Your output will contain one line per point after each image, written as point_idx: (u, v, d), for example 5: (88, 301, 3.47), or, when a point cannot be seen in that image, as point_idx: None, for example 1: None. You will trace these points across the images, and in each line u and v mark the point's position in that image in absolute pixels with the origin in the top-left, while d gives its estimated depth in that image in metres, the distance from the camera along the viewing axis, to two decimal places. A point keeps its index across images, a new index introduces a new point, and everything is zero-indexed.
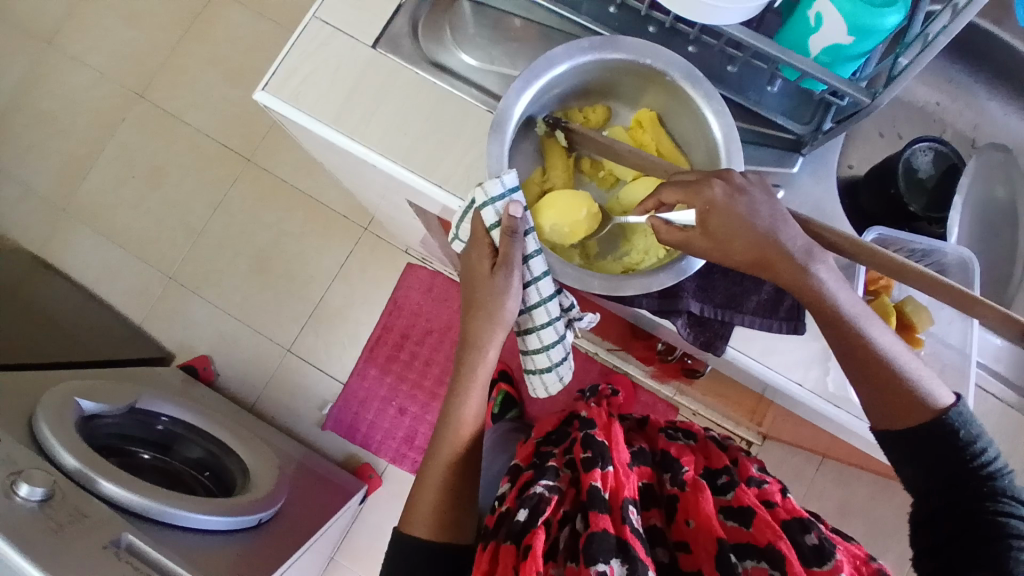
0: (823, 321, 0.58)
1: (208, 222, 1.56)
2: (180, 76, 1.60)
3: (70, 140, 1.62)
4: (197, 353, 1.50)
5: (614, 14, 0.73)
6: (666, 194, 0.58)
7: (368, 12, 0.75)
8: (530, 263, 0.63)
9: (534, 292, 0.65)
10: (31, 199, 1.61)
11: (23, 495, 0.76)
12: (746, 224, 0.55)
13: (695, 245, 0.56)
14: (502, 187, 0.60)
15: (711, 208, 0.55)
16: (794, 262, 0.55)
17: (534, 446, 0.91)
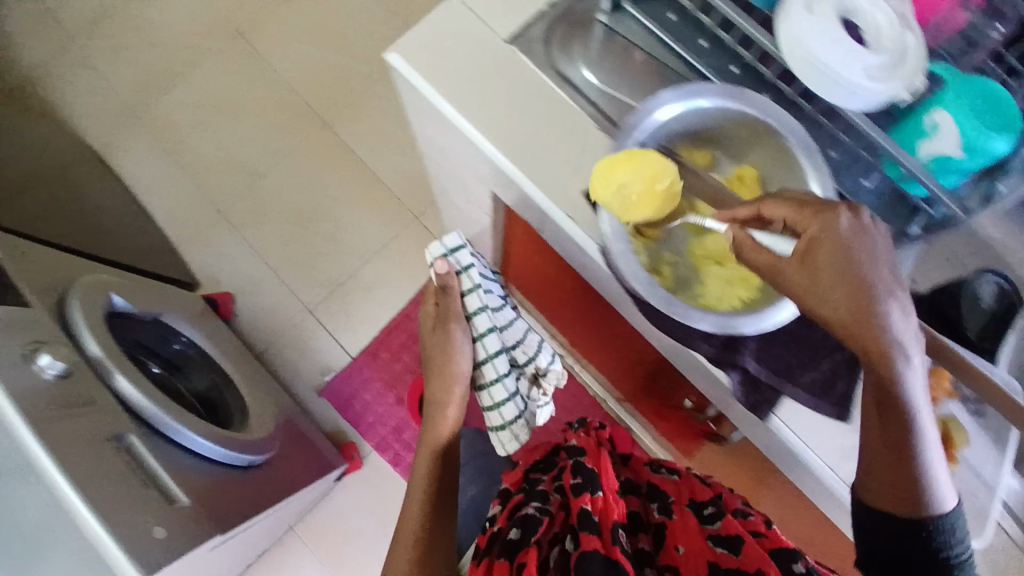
0: (877, 394, 0.56)
1: (269, 165, 1.59)
2: (285, 25, 1.66)
3: (162, 54, 1.67)
4: (220, 287, 1.51)
5: (736, 73, 0.74)
6: (773, 210, 0.56)
7: (510, 7, 0.77)
8: (472, 318, 0.99)
9: (481, 345, 1.00)
10: (109, 98, 1.65)
11: (42, 365, 0.76)
12: (857, 275, 0.53)
13: (785, 272, 0.54)
14: (446, 250, 0.95)
15: (824, 240, 0.53)
16: (880, 331, 0.53)
17: (521, 474, 0.93)
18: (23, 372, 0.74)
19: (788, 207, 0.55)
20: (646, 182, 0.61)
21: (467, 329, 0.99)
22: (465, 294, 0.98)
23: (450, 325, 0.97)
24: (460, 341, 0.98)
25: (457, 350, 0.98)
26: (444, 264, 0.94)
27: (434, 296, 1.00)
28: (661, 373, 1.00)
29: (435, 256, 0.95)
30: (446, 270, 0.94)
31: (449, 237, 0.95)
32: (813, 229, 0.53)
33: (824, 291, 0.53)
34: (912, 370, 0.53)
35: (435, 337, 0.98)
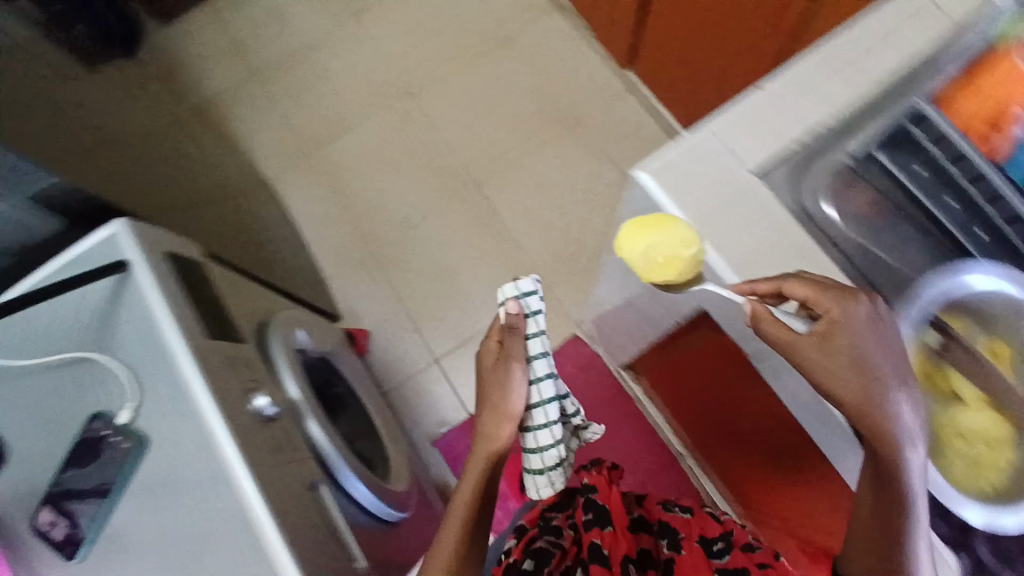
0: (880, 479, 0.60)
1: (420, 217, 1.72)
2: (450, 92, 1.84)
3: (336, 98, 1.82)
4: (359, 324, 1.62)
5: (986, 242, 0.71)
6: (795, 285, 0.61)
7: (761, 138, 0.73)
8: (534, 361, 0.82)
9: (534, 391, 0.84)
10: (281, 132, 1.78)
11: (258, 407, 0.78)
12: (861, 357, 0.59)
13: (799, 349, 0.59)
14: (518, 290, 0.82)
15: (835, 320, 0.59)
16: (885, 410, 0.58)
17: (540, 509, 0.96)
18: (248, 412, 0.76)
19: (808, 290, 0.60)
20: (673, 244, 0.66)
21: (528, 371, 0.82)
22: (529, 337, 0.82)
23: (509, 365, 0.81)
24: (518, 380, 0.81)
25: (508, 390, 0.81)
26: (517, 304, 0.80)
27: (497, 332, 0.83)
28: (783, 446, 0.80)
29: (506, 297, 0.82)
30: (518, 312, 0.80)
31: (520, 280, 0.82)
32: (834, 313, 0.59)
33: (834, 369, 0.58)
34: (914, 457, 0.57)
35: (489, 377, 0.82)
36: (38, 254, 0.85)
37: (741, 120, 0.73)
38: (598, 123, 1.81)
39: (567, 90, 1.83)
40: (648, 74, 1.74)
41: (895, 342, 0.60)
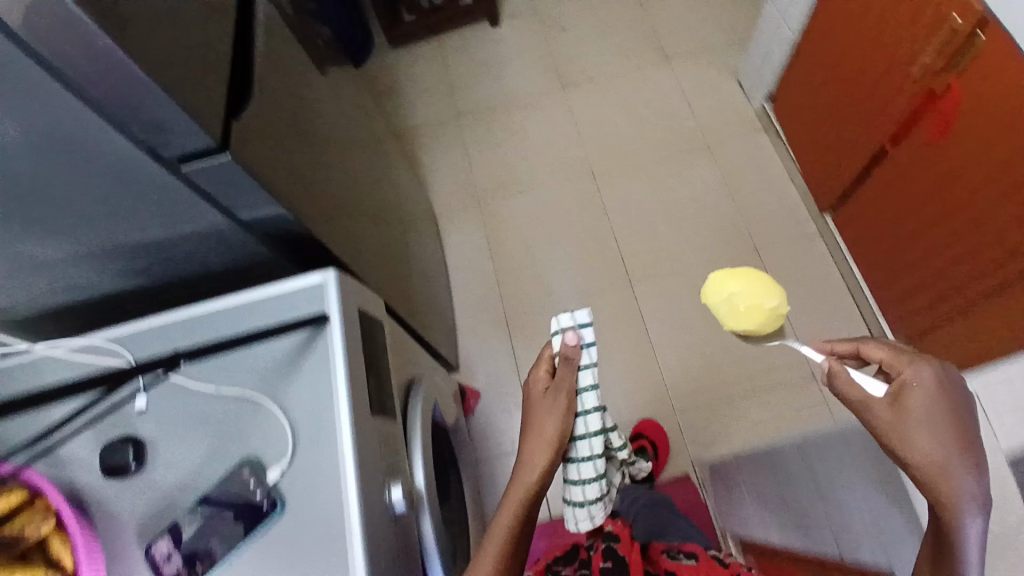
0: (941, 538, 0.72)
1: (563, 294, 1.76)
2: (630, 183, 1.87)
3: (522, 161, 1.95)
4: (473, 381, 1.67)
5: None
6: (873, 350, 0.84)
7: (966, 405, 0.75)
8: (582, 395, 1.06)
9: (582, 424, 1.06)
10: (465, 180, 1.95)
11: (391, 498, 0.74)
12: (931, 412, 0.74)
13: (875, 405, 0.78)
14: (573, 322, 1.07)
15: (908, 386, 0.77)
16: (955, 478, 0.70)
17: (544, 565, 1.16)
18: (382, 502, 0.72)
19: (885, 351, 0.82)
20: (757, 298, 0.99)
21: (574, 402, 1.04)
22: (580, 369, 1.06)
23: (559, 394, 1.03)
24: (564, 404, 1.02)
25: (553, 411, 1.02)
26: (573, 336, 1.06)
27: (546, 364, 1.08)
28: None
29: (559, 332, 1.08)
30: (573, 346, 1.05)
31: (572, 315, 1.08)
32: (907, 376, 0.77)
33: (900, 426, 0.75)
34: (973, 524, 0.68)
35: (540, 402, 1.05)
36: (244, 268, 0.87)
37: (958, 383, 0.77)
38: (777, 260, 1.72)
39: (749, 212, 1.79)
40: (852, 229, 1.61)
41: (964, 408, 0.75)
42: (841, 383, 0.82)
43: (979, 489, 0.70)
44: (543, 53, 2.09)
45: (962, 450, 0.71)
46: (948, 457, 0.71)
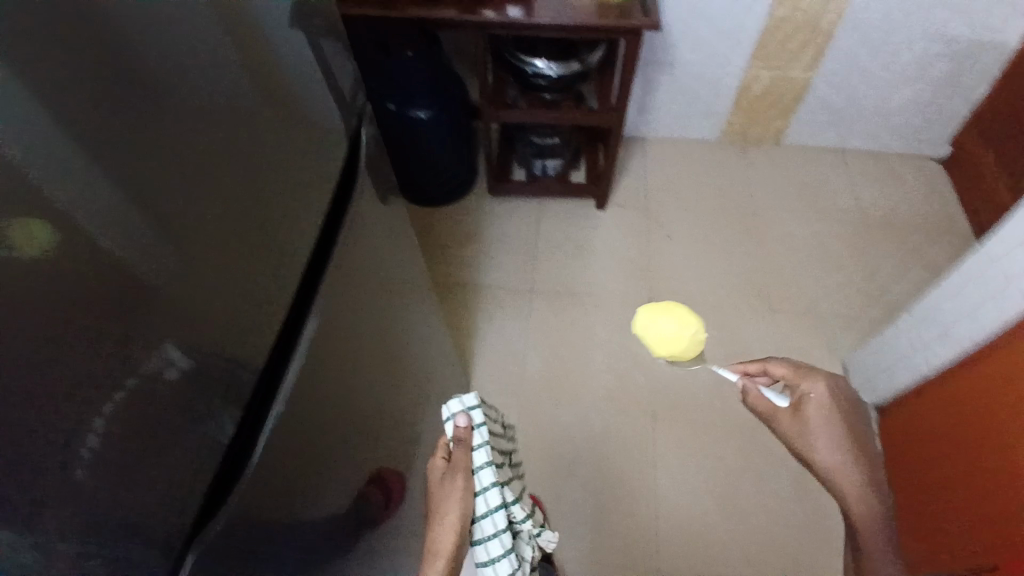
0: (830, 491, 0.98)
1: (572, 535, 1.55)
2: (686, 430, 1.69)
3: (580, 363, 1.77)
4: None
5: None
6: (777, 368, 1.05)
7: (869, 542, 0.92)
8: (477, 473, 1.01)
9: (482, 504, 1.00)
10: (512, 360, 1.77)
11: None
12: (817, 416, 0.99)
13: (779, 415, 1.02)
14: (464, 404, 1.05)
15: (808, 399, 1.00)
16: (836, 463, 0.96)
17: None
18: None
19: (788, 369, 1.03)
20: (679, 322, 1.02)
21: (473, 482, 1.00)
22: (475, 447, 1.03)
23: (456, 476, 1.00)
24: (462, 490, 0.99)
25: (456, 497, 0.99)
26: (466, 417, 1.03)
27: (444, 448, 1.06)
28: None
29: (453, 415, 1.04)
30: (466, 426, 1.02)
31: (462, 398, 1.06)
32: (804, 385, 1.01)
33: (802, 434, 0.99)
34: (871, 492, 0.95)
35: (441, 488, 1.00)
36: None
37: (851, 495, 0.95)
38: (814, 562, 1.53)
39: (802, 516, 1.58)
40: None
41: (866, 438, 1.00)
42: (762, 404, 1.04)
43: (874, 486, 0.96)
44: (638, 248, 1.95)
45: (850, 453, 0.97)
46: (838, 457, 0.96)
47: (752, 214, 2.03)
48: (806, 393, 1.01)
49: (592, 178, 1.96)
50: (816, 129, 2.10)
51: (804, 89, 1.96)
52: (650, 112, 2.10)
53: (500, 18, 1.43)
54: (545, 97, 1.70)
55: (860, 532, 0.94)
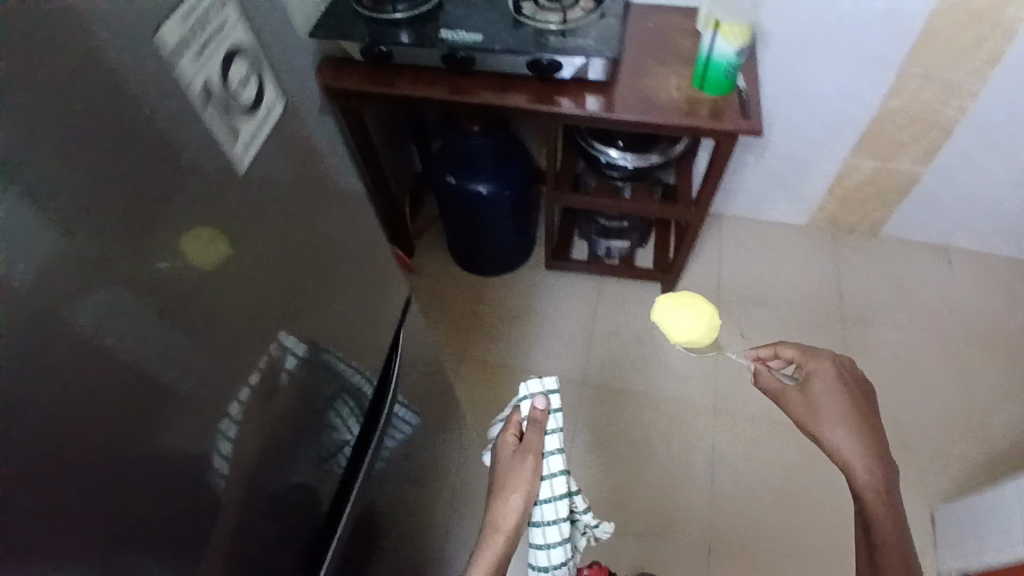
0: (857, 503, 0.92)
1: None
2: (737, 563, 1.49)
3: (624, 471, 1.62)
4: None
5: None
6: (784, 348, 1.03)
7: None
8: (548, 458, 1.10)
9: (548, 487, 1.11)
10: None
11: None
12: (823, 399, 0.95)
13: (788, 393, 0.99)
14: (541, 386, 1.11)
15: (816, 377, 0.97)
16: (842, 449, 0.91)
17: None
18: None
19: (797, 351, 1.01)
20: (698, 310, 1.07)
21: (540, 466, 1.08)
22: (547, 432, 1.09)
23: (525, 459, 1.06)
24: (530, 471, 1.07)
25: (520, 483, 1.05)
26: (543, 399, 1.09)
27: (515, 430, 1.11)
28: None
29: (529, 396, 1.11)
30: (541, 408, 1.08)
31: (542, 380, 1.11)
32: (811, 365, 0.98)
33: (809, 410, 0.95)
34: (862, 464, 0.89)
35: (508, 462, 1.07)
36: None
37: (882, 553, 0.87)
38: None
39: None
40: None
41: (870, 406, 0.95)
42: (774, 387, 1.01)
43: (881, 463, 0.90)
44: None
45: (847, 429, 0.91)
46: (840, 427, 0.92)
47: (842, 321, 1.81)
48: (815, 369, 0.97)
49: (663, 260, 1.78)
50: (920, 224, 1.87)
51: (911, 184, 1.75)
52: (730, 191, 1.92)
53: (576, 110, 1.30)
54: (616, 185, 1.56)
55: (871, 509, 0.90)
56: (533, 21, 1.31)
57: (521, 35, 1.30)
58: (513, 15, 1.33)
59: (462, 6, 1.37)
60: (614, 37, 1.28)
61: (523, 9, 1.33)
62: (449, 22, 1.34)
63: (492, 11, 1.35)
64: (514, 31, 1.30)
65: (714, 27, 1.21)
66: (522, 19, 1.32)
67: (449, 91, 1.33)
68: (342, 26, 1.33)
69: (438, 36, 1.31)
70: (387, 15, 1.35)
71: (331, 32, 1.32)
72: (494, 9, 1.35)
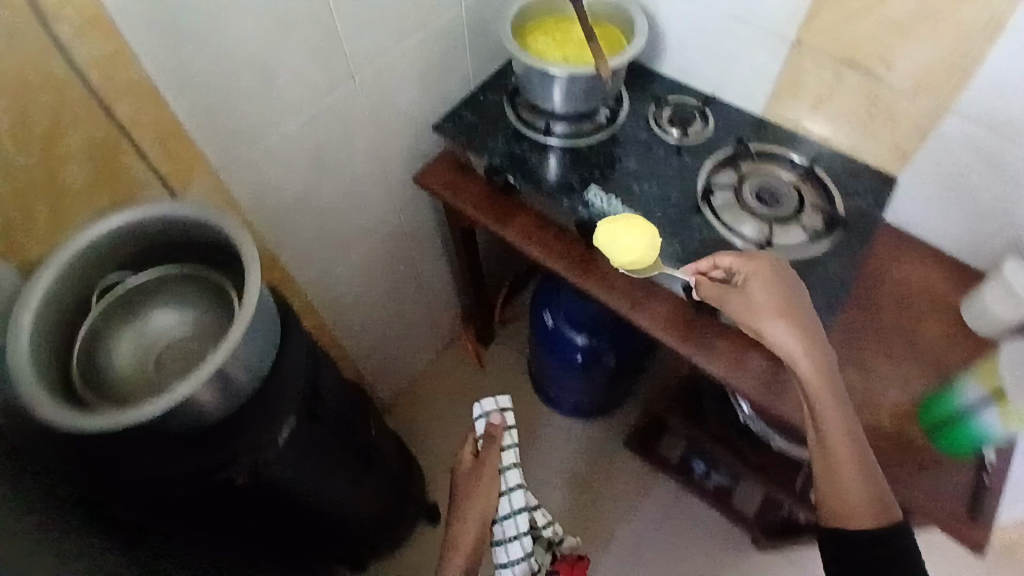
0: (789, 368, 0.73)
1: None
2: None
3: None
4: None
5: None
6: (724, 259, 0.81)
7: None
8: (507, 474, 1.02)
9: (508, 501, 1.02)
10: None
11: None
12: (756, 285, 0.76)
13: (727, 298, 0.79)
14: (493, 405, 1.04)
15: (749, 283, 0.77)
16: (784, 333, 0.73)
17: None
18: None
19: (738, 257, 0.79)
20: (639, 229, 0.84)
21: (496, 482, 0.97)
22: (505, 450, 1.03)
23: (478, 475, 0.97)
24: (485, 489, 0.96)
25: (477, 495, 0.95)
26: (498, 415, 1.02)
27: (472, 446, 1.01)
28: None
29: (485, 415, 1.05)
30: (497, 424, 1.01)
31: (495, 400, 1.05)
32: (750, 270, 0.78)
33: (749, 305, 0.76)
34: (800, 356, 0.71)
35: (464, 483, 0.97)
36: None
37: (850, 490, 0.69)
38: None
39: None
40: None
41: (809, 310, 0.75)
42: (711, 290, 0.81)
43: (821, 352, 0.72)
44: None
45: (756, 275, 0.77)
46: (750, 271, 0.78)
47: None
48: (759, 265, 0.77)
49: (785, 513, 1.30)
50: None
51: None
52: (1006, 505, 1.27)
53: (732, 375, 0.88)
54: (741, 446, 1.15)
55: (822, 441, 0.71)
56: (719, 227, 0.91)
57: (694, 241, 0.91)
58: (697, 202, 0.94)
59: (638, 158, 0.99)
60: (827, 301, 0.85)
61: (715, 201, 0.94)
62: (609, 179, 0.98)
63: (674, 183, 0.97)
64: (688, 232, 0.92)
65: (998, 400, 0.82)
66: (707, 217, 0.92)
67: (569, 268, 0.98)
68: (478, 134, 1.03)
69: (585, 197, 0.96)
70: (538, 137, 1.02)
71: (462, 138, 1.02)
72: (677, 181, 0.97)
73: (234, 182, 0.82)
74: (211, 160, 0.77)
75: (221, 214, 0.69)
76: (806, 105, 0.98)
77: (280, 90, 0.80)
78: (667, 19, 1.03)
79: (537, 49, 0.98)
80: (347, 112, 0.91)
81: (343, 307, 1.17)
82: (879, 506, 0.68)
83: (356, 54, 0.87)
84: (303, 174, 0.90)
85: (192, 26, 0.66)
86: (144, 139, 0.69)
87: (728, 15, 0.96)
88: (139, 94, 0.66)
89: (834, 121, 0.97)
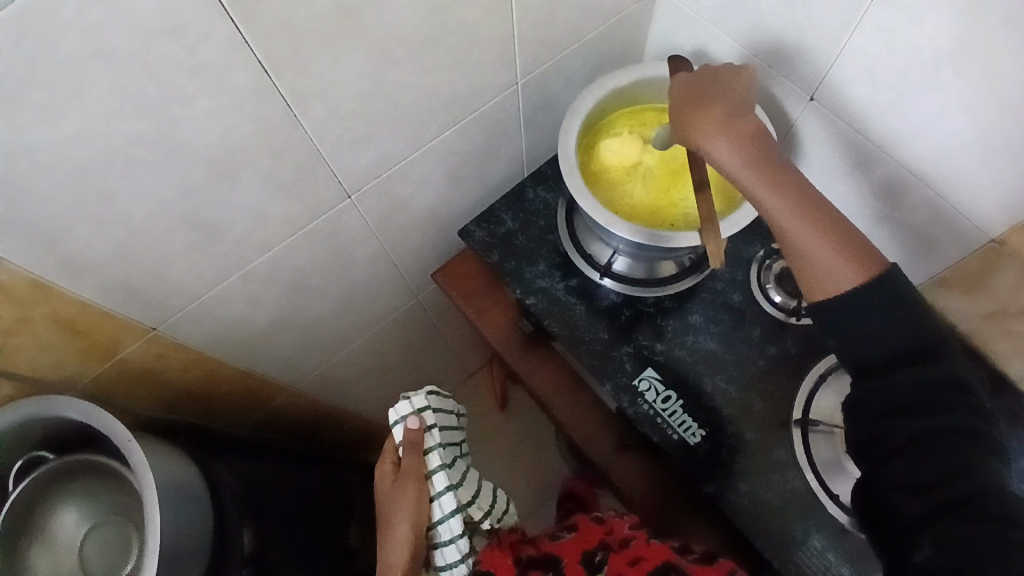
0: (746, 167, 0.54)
1: None
2: None
3: None
4: None
5: None
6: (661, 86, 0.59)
7: None
8: (433, 479, 0.70)
9: (437, 508, 0.70)
10: None
11: None
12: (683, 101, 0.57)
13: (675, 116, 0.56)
14: (405, 407, 0.72)
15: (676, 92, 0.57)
16: (737, 123, 0.54)
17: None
18: None
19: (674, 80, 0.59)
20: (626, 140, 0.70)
21: (426, 489, 0.70)
22: (429, 457, 0.71)
23: (405, 481, 0.70)
24: (415, 497, 0.69)
25: (405, 510, 0.69)
26: (418, 418, 0.71)
27: (390, 451, 0.73)
28: None
29: (400, 420, 0.72)
30: (419, 427, 0.71)
31: (411, 398, 0.73)
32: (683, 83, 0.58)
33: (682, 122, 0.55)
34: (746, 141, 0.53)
35: (388, 498, 0.71)
36: None
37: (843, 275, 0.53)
38: None
39: None
40: None
41: (742, 87, 0.56)
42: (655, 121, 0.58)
43: (760, 140, 0.54)
44: None
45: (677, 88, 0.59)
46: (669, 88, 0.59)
47: None
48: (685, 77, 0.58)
49: None
50: None
51: None
52: None
53: None
54: None
55: (791, 244, 0.55)
56: (810, 477, 0.67)
57: (765, 486, 0.68)
58: (791, 426, 0.70)
59: (720, 337, 0.74)
60: None
61: (815, 432, 0.69)
62: (672, 357, 0.74)
63: (756, 381, 0.72)
64: (759, 473, 0.69)
65: None
66: (796, 457, 0.69)
67: (596, 451, 0.76)
68: (515, 254, 0.79)
69: (632, 383, 0.73)
70: (591, 275, 0.77)
71: (494, 252, 0.80)
72: (766, 385, 0.72)
73: (182, 330, 0.64)
74: (143, 322, 0.60)
75: (125, 436, 0.56)
76: (978, 310, 0.67)
77: (235, 236, 0.59)
78: (816, 131, 0.71)
79: (615, 175, 0.70)
80: (340, 232, 0.69)
81: (344, 383, 1.01)
82: (858, 262, 0.53)
83: (352, 173, 0.63)
84: (280, 300, 0.72)
85: (86, 209, 0.47)
86: (37, 330, 0.53)
87: (908, 162, 0.64)
88: (15, 293, 0.49)
89: (1014, 346, 0.66)
